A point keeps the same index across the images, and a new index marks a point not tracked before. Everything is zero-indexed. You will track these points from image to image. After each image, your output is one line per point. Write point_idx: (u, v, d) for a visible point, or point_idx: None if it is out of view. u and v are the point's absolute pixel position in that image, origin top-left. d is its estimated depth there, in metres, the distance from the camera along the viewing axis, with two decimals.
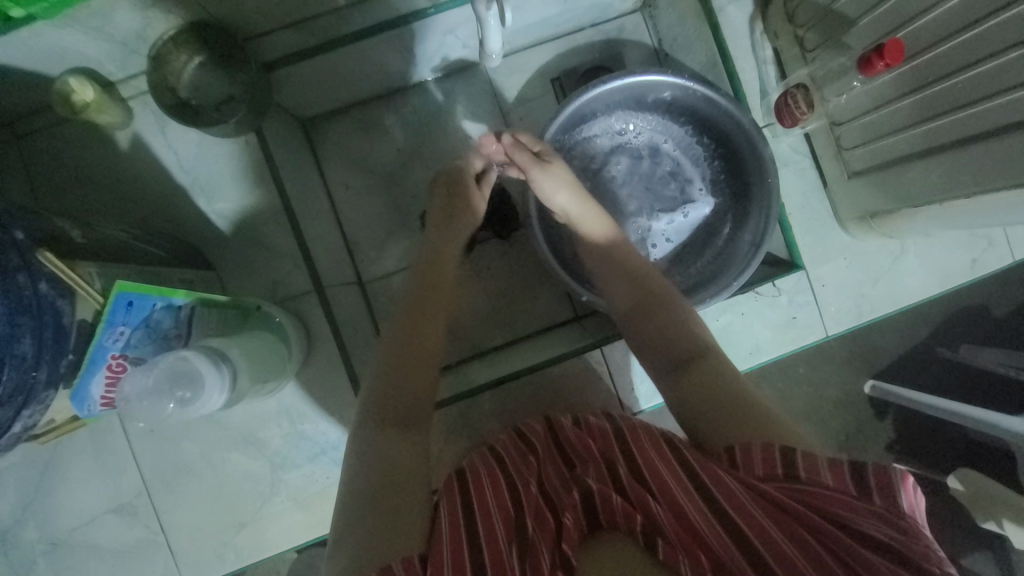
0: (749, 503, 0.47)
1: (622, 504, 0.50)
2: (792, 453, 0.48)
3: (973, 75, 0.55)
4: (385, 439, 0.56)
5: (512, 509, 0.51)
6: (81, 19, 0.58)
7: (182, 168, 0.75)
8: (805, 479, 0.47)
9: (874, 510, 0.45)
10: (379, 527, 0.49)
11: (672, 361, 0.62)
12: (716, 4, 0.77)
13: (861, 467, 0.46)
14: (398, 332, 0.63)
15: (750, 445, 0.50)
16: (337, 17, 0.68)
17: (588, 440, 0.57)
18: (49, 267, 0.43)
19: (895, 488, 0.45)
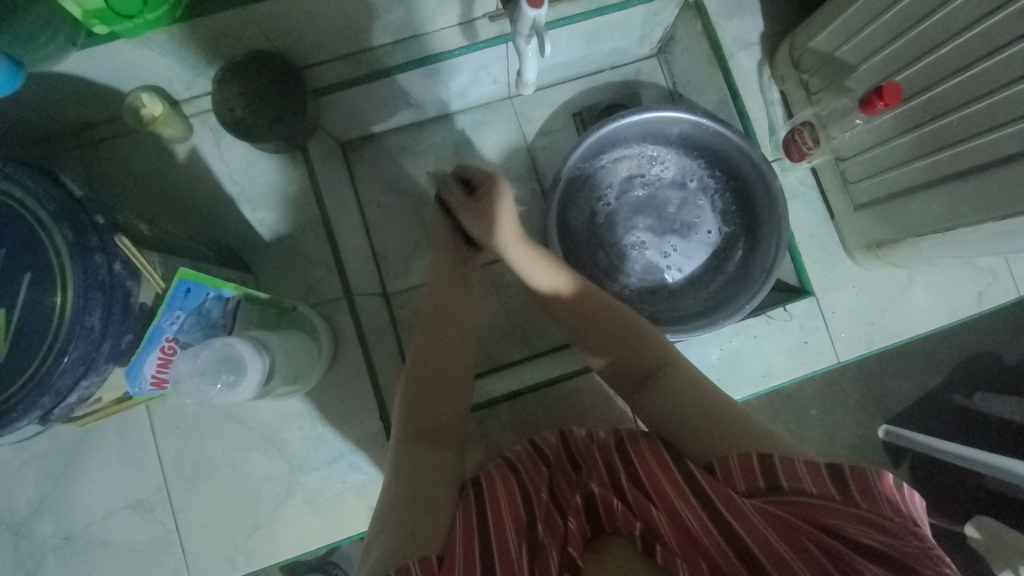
0: (748, 509, 0.48)
1: (622, 510, 0.51)
2: (774, 462, 0.50)
3: (968, 113, 0.60)
4: (417, 451, 0.57)
5: (525, 517, 0.52)
6: (162, 42, 0.66)
7: (231, 179, 0.81)
8: (790, 489, 0.48)
9: (860, 514, 0.45)
10: (401, 526, 0.50)
11: (639, 380, 0.63)
12: (727, 51, 0.85)
13: (839, 468, 0.48)
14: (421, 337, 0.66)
15: (728, 458, 0.52)
16: (383, 52, 0.79)
17: (592, 447, 0.60)
18: (123, 250, 0.47)
19: (872, 488, 0.46)
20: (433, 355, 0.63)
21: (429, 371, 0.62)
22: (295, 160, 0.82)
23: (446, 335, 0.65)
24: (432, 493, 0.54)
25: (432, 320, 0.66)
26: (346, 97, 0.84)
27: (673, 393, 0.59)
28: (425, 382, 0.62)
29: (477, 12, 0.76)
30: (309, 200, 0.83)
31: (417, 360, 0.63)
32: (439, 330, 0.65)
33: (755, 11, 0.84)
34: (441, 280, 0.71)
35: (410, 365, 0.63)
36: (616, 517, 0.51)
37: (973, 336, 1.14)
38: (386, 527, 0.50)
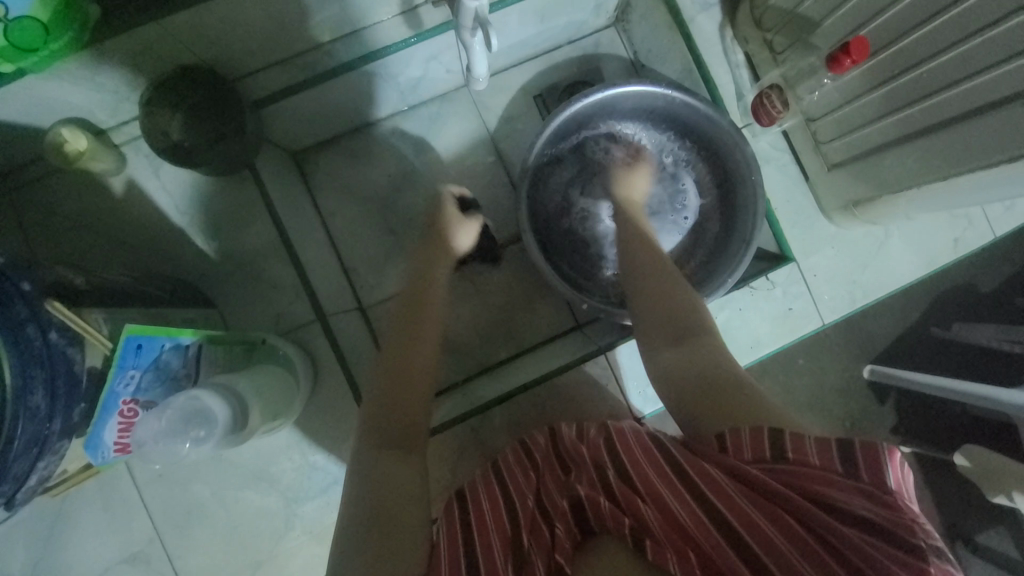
0: (738, 495, 0.44)
1: (611, 509, 0.46)
2: (776, 436, 0.46)
3: (937, 64, 0.58)
4: (386, 464, 0.52)
5: (511, 531, 0.50)
6: (71, 70, 0.59)
7: (177, 209, 0.76)
8: (794, 460, 0.44)
9: (864, 488, 0.42)
10: (371, 551, 0.46)
11: (672, 334, 0.59)
12: (687, 14, 0.81)
13: (847, 443, 0.43)
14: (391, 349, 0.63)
15: (737, 428, 0.48)
16: (323, 53, 0.73)
17: (580, 446, 0.56)
18: (58, 315, 0.43)
19: (880, 463, 0.42)
20: (403, 370, 0.60)
21: (407, 387, 0.59)
22: (243, 179, 0.77)
23: (416, 347, 0.63)
24: (406, 512, 0.49)
25: (407, 323, 0.65)
26: (289, 105, 0.78)
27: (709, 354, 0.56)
28: (388, 398, 0.58)
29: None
30: (265, 221, 0.78)
31: (389, 376, 0.60)
32: (409, 337, 0.63)
33: None
34: (414, 291, 0.69)
35: (384, 379, 0.59)
36: (603, 517, 0.46)
37: (957, 276, 1.14)
38: (352, 549, 0.46)
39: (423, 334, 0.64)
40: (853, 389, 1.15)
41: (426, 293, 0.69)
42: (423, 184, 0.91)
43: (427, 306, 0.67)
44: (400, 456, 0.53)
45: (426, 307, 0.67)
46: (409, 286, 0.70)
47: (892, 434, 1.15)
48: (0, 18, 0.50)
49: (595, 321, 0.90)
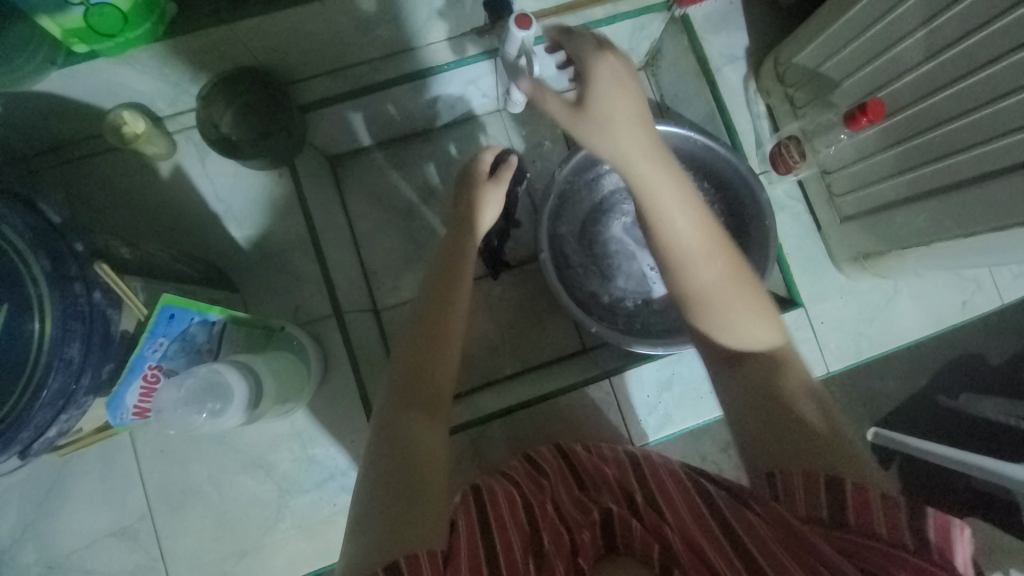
0: (773, 543, 0.43)
1: (641, 531, 0.51)
2: (844, 489, 0.43)
3: (949, 129, 0.61)
4: (408, 418, 0.51)
5: (529, 529, 0.52)
6: (142, 59, 0.64)
7: (217, 197, 0.80)
8: (854, 524, 0.42)
9: (922, 565, 0.39)
10: (388, 520, 0.43)
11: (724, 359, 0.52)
12: (714, 65, 0.86)
13: (921, 515, 0.40)
14: (420, 322, 0.59)
15: (790, 472, 0.46)
16: (370, 67, 0.78)
17: (604, 470, 0.61)
18: (104, 277, 0.46)
19: (949, 541, 0.39)
20: (431, 347, 0.57)
21: (433, 369, 0.56)
22: (282, 175, 0.82)
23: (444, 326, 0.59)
24: (426, 487, 0.46)
25: (440, 288, 0.63)
26: (331, 113, 0.83)
27: (777, 380, 0.49)
28: (413, 371, 0.55)
29: (465, 26, 0.77)
30: (297, 216, 0.82)
31: (414, 352, 0.57)
32: (438, 313, 0.60)
33: (739, 26, 0.85)
34: (443, 260, 0.67)
35: (413, 355, 0.57)
36: (631, 539, 0.51)
37: (971, 344, 1.13)
38: (367, 516, 0.43)
39: (456, 310, 0.61)
40: None
41: (459, 258, 0.66)
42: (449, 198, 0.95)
43: (461, 281, 0.65)
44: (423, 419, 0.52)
45: (457, 276, 0.64)
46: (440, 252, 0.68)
47: None
48: (85, 3, 0.55)
49: (602, 347, 0.91)
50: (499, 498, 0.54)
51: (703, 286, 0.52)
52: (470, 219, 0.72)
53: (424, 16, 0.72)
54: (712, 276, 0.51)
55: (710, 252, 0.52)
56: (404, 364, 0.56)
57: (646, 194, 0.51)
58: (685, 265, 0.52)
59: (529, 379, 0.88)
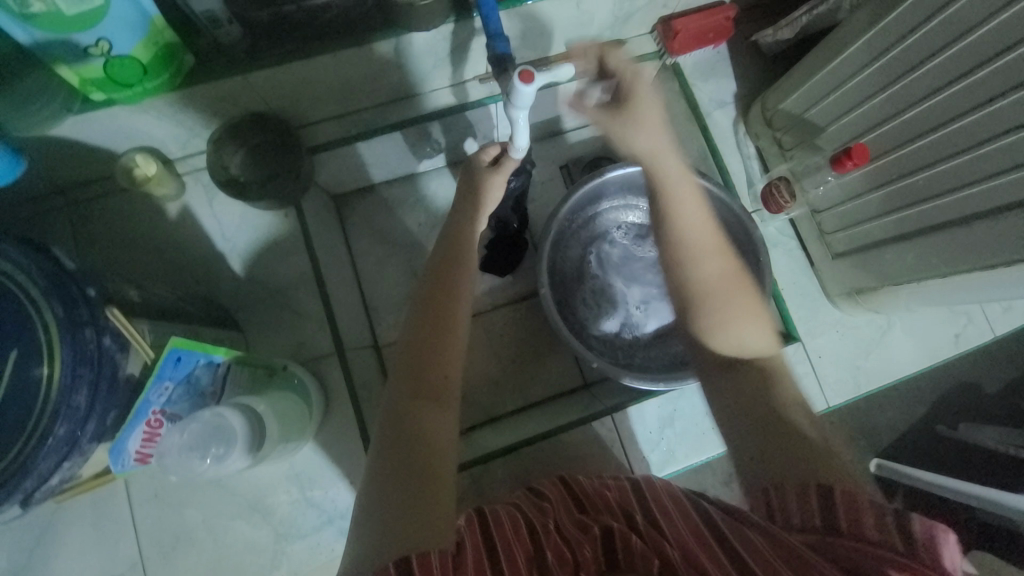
0: (770, 553, 0.43)
1: (641, 549, 0.48)
2: (833, 499, 0.45)
3: (932, 173, 0.64)
4: (418, 409, 0.54)
5: (534, 548, 0.49)
6: (158, 107, 0.67)
7: (223, 236, 0.81)
8: (844, 532, 0.43)
9: (913, 566, 0.39)
10: (397, 525, 0.45)
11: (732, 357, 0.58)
12: (705, 109, 0.90)
13: (906, 521, 0.42)
14: (427, 325, 0.59)
15: (784, 486, 0.48)
16: (376, 112, 0.82)
17: (605, 492, 0.58)
18: (114, 321, 0.47)
19: (937, 549, 0.40)
20: (430, 356, 0.57)
21: (432, 378, 0.56)
22: (288, 215, 0.83)
23: (448, 332, 0.59)
24: (437, 490, 0.48)
25: (432, 291, 0.62)
26: (338, 155, 0.86)
27: (764, 383, 0.56)
28: (412, 380, 0.55)
29: (469, 74, 0.81)
30: (302, 254, 0.83)
31: (410, 362, 0.57)
32: (434, 320, 0.59)
33: (727, 74, 0.90)
34: (440, 258, 0.64)
35: (411, 364, 0.57)
36: (631, 552, 0.48)
37: (963, 375, 1.14)
38: (376, 525, 0.45)
39: (453, 316, 0.60)
40: None
41: (456, 253, 0.65)
42: None
43: (459, 282, 0.63)
44: (428, 405, 0.54)
45: (452, 274, 0.63)
46: (444, 242, 0.66)
47: None
48: (105, 54, 0.56)
49: (603, 382, 0.91)
50: (505, 519, 0.53)
51: (716, 281, 0.58)
52: (467, 210, 0.69)
53: (430, 65, 0.75)
54: (718, 272, 0.59)
55: (714, 251, 0.59)
56: (406, 372, 0.56)
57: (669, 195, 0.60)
58: (689, 257, 0.59)
59: (530, 415, 0.88)
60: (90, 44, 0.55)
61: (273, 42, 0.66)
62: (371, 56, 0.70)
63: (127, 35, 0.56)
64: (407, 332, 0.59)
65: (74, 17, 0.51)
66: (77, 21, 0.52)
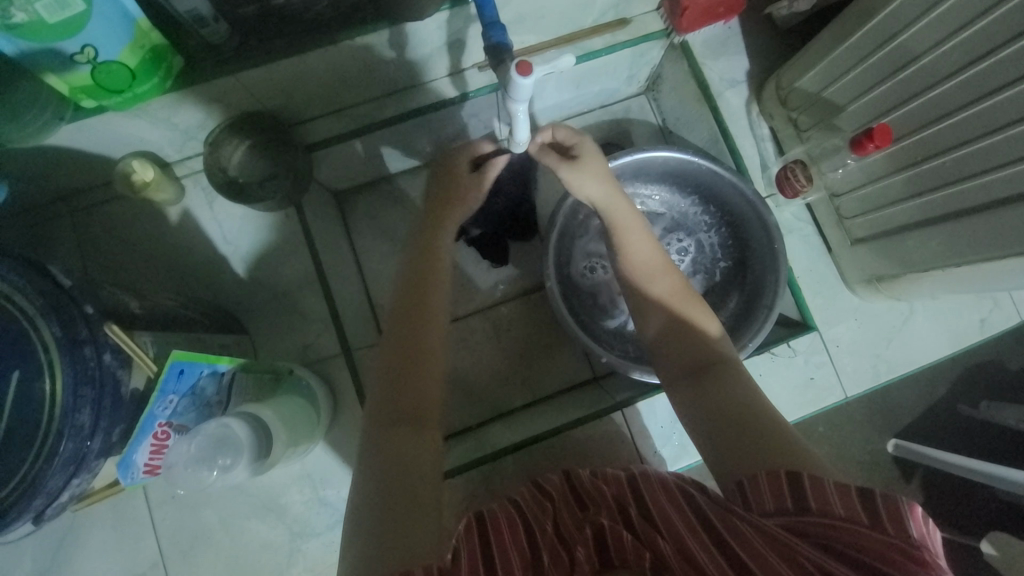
0: (760, 544, 0.43)
1: (632, 543, 0.47)
2: (802, 482, 0.45)
3: (959, 155, 0.60)
4: (397, 436, 0.52)
5: (530, 553, 0.48)
6: (151, 111, 0.65)
7: (225, 239, 0.80)
8: (816, 512, 0.44)
9: (886, 540, 0.41)
10: (388, 537, 0.45)
11: (695, 367, 0.59)
12: (715, 89, 0.85)
13: (870, 495, 0.43)
14: (400, 339, 0.59)
15: (758, 477, 0.47)
16: (375, 105, 0.79)
17: (602, 486, 0.56)
18: (114, 338, 0.46)
19: (904, 518, 0.42)
20: (409, 372, 0.57)
21: (411, 399, 0.56)
22: (288, 216, 0.82)
23: (422, 355, 0.58)
24: (425, 501, 0.49)
25: (408, 310, 0.61)
26: (338, 151, 0.84)
27: (722, 380, 0.56)
28: (391, 400, 0.55)
29: (466, 62, 0.77)
30: (304, 255, 0.82)
31: (392, 385, 0.56)
32: (415, 338, 0.59)
33: (739, 51, 0.85)
34: (410, 282, 0.64)
35: (389, 393, 0.56)
36: (624, 551, 0.47)
37: (991, 352, 1.09)
38: (367, 546, 0.45)
39: (421, 330, 0.60)
40: (875, 463, 1.10)
41: (433, 266, 0.65)
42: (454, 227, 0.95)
43: (427, 303, 0.62)
44: (406, 428, 0.53)
45: (421, 304, 0.62)
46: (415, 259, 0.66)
47: None
48: (92, 61, 0.55)
49: (613, 375, 0.90)
50: (501, 520, 0.51)
51: (659, 295, 0.64)
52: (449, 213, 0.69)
53: (426, 55, 0.72)
54: (667, 289, 0.64)
55: (658, 269, 0.65)
56: (382, 392, 0.56)
57: (615, 216, 0.67)
58: (641, 277, 0.65)
59: (539, 410, 0.87)
60: (76, 51, 0.53)
61: (262, 40, 0.64)
62: (363, 50, 0.67)
63: (113, 40, 0.54)
64: (384, 354, 0.58)
65: (56, 24, 0.50)
66: (59, 28, 0.50)
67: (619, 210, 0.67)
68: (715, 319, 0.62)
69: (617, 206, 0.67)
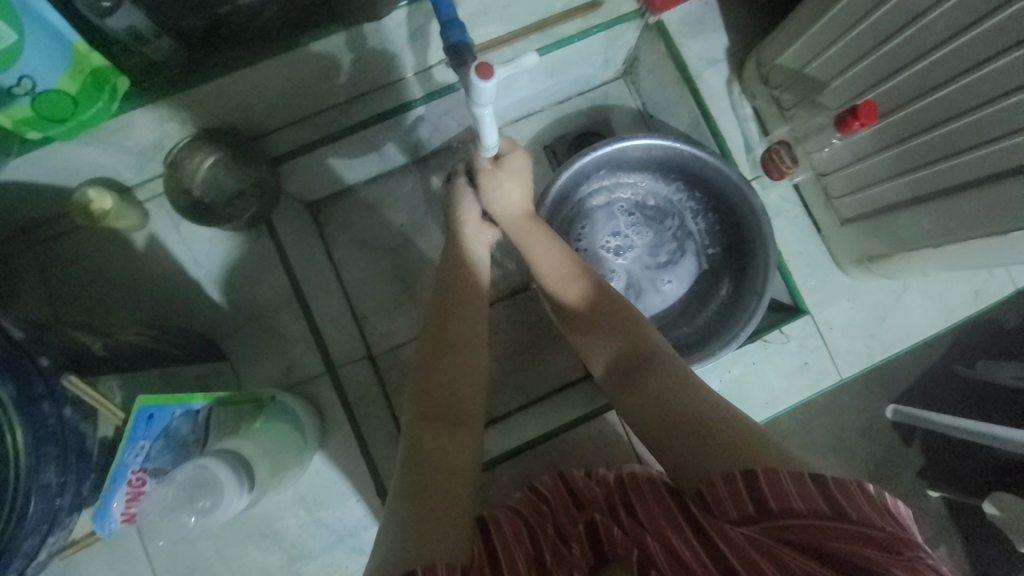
0: (746, 547, 0.42)
1: (623, 537, 0.48)
2: (758, 481, 0.43)
3: (946, 131, 0.58)
4: (433, 438, 0.53)
5: (533, 549, 0.49)
6: (101, 137, 0.62)
7: (196, 263, 0.78)
8: (780, 512, 0.42)
9: (849, 529, 0.40)
10: (414, 530, 0.46)
11: (630, 372, 0.57)
12: (694, 70, 0.81)
13: (823, 482, 0.42)
14: (439, 326, 0.60)
15: (715, 483, 0.45)
16: (339, 111, 0.75)
17: (594, 487, 0.55)
18: (74, 389, 0.44)
19: (856, 501, 0.41)
20: (445, 370, 0.57)
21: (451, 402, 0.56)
22: (259, 233, 0.79)
23: (453, 356, 0.58)
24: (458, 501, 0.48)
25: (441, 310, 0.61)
26: (305, 162, 0.80)
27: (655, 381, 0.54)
28: (433, 404, 0.55)
29: (431, 59, 0.72)
30: (280, 273, 0.80)
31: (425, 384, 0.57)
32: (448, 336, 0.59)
33: (717, 28, 0.81)
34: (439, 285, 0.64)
35: (426, 392, 0.56)
36: (616, 544, 0.48)
37: (988, 314, 1.07)
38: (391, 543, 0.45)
39: (455, 333, 0.59)
40: (875, 432, 1.10)
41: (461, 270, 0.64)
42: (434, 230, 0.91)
43: (464, 313, 0.61)
44: (444, 429, 0.54)
45: (452, 312, 0.61)
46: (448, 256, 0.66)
47: (917, 477, 1.11)
48: (31, 92, 0.52)
49: None
50: (505, 525, 0.51)
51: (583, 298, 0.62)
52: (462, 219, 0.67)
53: (388, 55, 0.68)
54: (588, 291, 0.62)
55: (570, 280, 0.63)
56: (416, 398, 0.56)
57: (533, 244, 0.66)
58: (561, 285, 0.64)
59: (534, 413, 0.86)
60: (13, 83, 0.50)
61: (210, 53, 0.60)
62: (319, 56, 0.63)
63: (48, 67, 0.51)
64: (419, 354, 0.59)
65: None
66: None
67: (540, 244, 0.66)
68: (639, 314, 0.61)
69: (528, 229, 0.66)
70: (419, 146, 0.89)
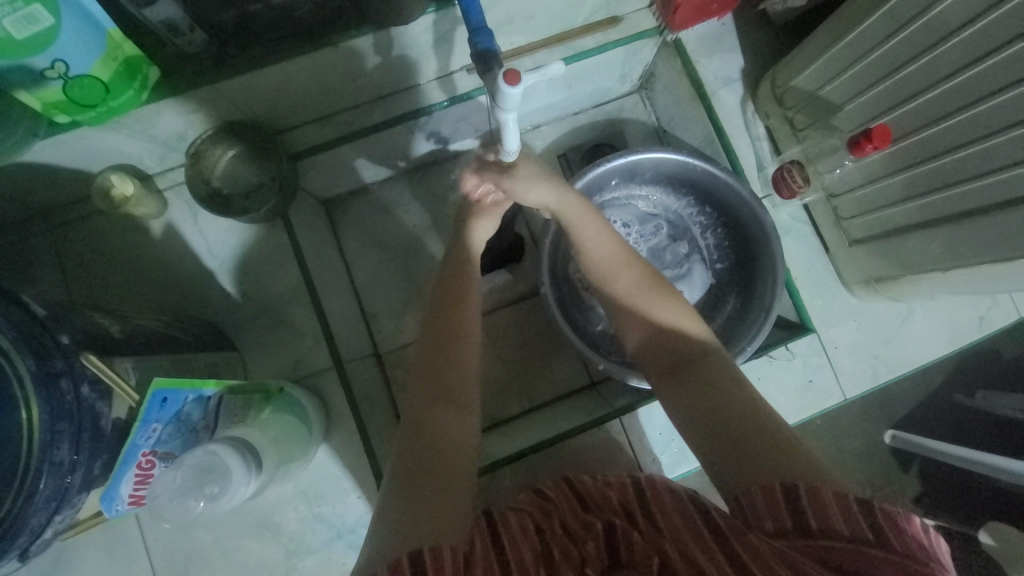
0: (772, 560, 0.42)
1: (641, 544, 0.48)
2: (799, 495, 0.44)
3: (957, 157, 0.59)
4: (436, 412, 0.54)
5: (542, 548, 0.50)
6: (128, 124, 0.63)
7: (211, 252, 0.79)
8: (819, 532, 0.43)
9: (890, 558, 0.40)
10: (409, 515, 0.46)
11: (672, 365, 0.58)
12: (710, 88, 0.83)
13: (869, 508, 0.42)
14: (439, 312, 0.60)
15: (753, 493, 0.47)
16: (361, 111, 0.76)
17: (605, 491, 0.55)
18: (92, 368, 0.44)
19: (902, 530, 0.41)
20: (435, 366, 0.57)
21: (453, 378, 0.57)
22: (273, 227, 0.80)
23: (457, 345, 0.58)
24: (455, 487, 0.50)
25: (444, 300, 0.61)
26: (324, 158, 0.81)
27: (699, 376, 0.55)
28: (432, 385, 0.56)
29: (454, 64, 0.73)
30: (292, 267, 0.81)
31: (426, 365, 0.57)
32: (448, 324, 0.59)
33: (733, 48, 0.83)
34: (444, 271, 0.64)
35: (427, 391, 0.55)
36: (633, 551, 0.49)
37: (989, 343, 1.08)
38: (385, 527, 0.46)
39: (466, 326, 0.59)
40: (873, 455, 1.10)
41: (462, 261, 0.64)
42: (445, 232, 0.92)
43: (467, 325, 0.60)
44: (446, 407, 0.55)
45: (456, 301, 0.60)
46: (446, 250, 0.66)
47: (914, 504, 1.10)
48: (63, 76, 0.52)
49: (610, 381, 0.89)
50: (513, 522, 0.52)
51: (625, 289, 0.61)
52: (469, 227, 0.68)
53: (413, 58, 0.70)
54: (632, 281, 0.61)
55: (623, 268, 0.61)
56: (421, 393, 0.56)
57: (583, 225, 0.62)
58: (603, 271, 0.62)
59: (536, 419, 0.86)
60: (46, 66, 0.51)
61: (241, 48, 0.62)
62: (347, 55, 0.65)
63: (83, 53, 0.51)
64: (424, 337, 0.59)
65: (25, 40, 0.48)
66: (27, 45, 0.48)
67: (588, 230, 0.62)
68: (685, 304, 0.60)
69: (572, 207, 0.62)
70: (434, 150, 0.91)
